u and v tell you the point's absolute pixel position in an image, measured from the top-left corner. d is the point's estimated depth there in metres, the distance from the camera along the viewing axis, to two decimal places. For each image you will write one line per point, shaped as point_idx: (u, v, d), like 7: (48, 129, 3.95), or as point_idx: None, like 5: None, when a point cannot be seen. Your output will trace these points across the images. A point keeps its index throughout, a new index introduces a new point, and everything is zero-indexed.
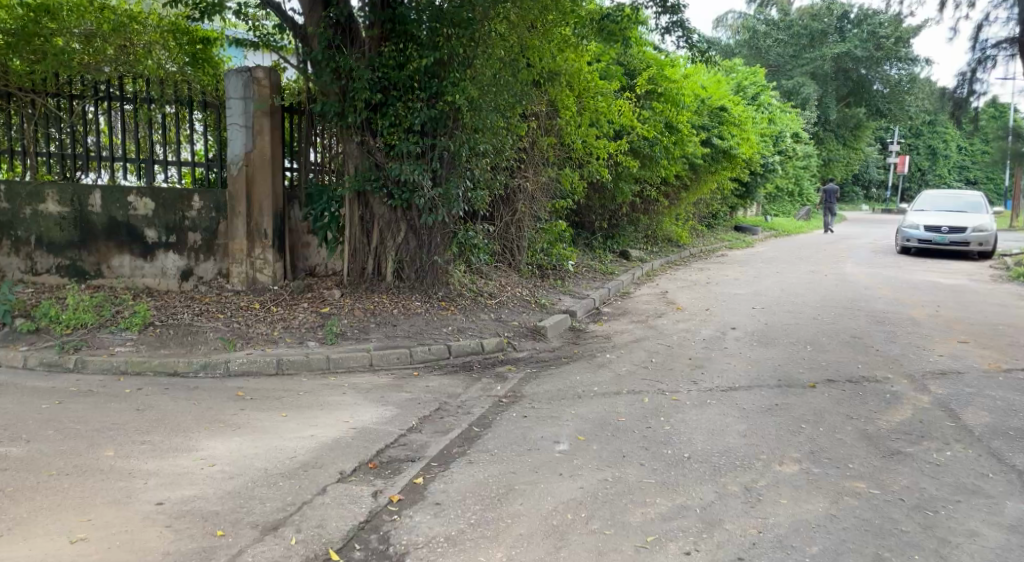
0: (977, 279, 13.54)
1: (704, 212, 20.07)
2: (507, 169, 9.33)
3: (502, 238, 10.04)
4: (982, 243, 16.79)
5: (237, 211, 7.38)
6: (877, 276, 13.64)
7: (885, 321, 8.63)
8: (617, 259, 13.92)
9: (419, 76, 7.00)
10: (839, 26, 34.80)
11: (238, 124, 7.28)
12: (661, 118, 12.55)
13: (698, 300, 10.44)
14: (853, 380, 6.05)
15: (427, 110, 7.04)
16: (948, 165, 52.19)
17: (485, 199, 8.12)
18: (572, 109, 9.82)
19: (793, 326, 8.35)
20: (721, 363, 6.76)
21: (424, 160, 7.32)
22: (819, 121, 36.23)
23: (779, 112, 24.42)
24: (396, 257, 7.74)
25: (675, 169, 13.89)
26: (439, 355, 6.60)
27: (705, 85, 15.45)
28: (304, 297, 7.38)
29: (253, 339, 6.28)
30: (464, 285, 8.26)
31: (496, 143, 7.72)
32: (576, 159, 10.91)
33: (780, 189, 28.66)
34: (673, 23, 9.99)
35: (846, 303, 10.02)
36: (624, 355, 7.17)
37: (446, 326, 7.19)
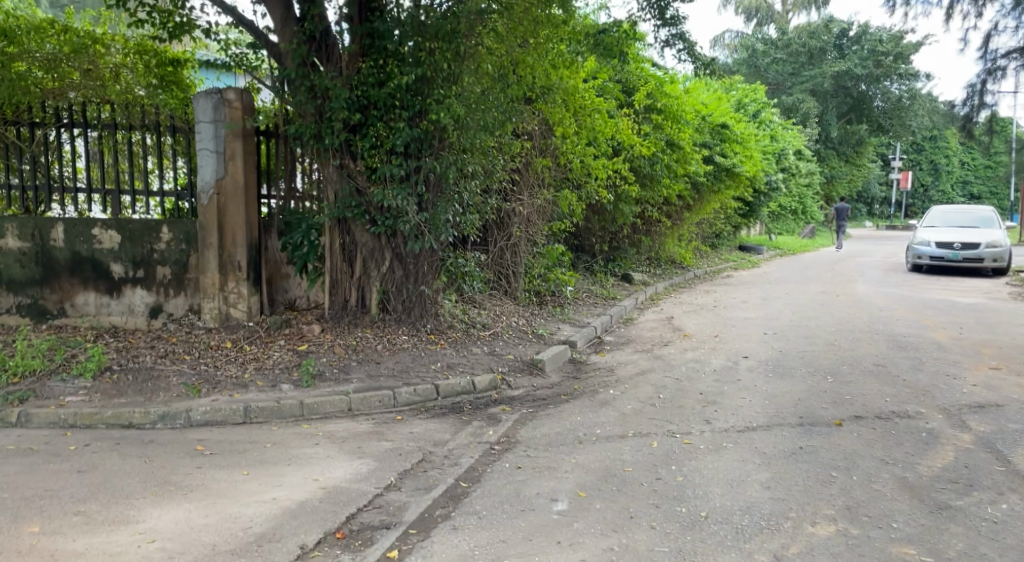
0: (996, 298, 12.95)
1: (707, 232, 19.58)
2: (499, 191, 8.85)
3: (497, 264, 9.53)
4: (996, 259, 16.22)
5: (208, 243, 6.90)
6: (892, 296, 13.06)
7: (907, 346, 8.05)
8: (619, 283, 13.40)
9: (400, 93, 6.48)
10: (837, 44, 34.58)
11: (208, 149, 6.80)
12: (661, 135, 12.12)
13: (707, 326, 9.87)
14: (884, 416, 5.45)
15: (410, 130, 6.53)
16: (951, 180, 51.83)
17: (476, 223, 7.63)
18: (568, 128, 9.35)
19: (810, 354, 7.76)
20: (735, 398, 6.17)
21: (408, 183, 6.82)
22: (821, 138, 35.88)
23: (781, 129, 24.04)
24: (381, 288, 7.25)
25: (677, 189, 13.40)
26: (426, 397, 6.00)
27: (705, 102, 15.05)
28: (282, 333, 6.90)
29: (221, 384, 5.75)
30: (454, 316, 7.74)
31: (485, 164, 7.25)
32: (574, 180, 10.42)
33: (784, 207, 28.16)
34: (673, 36, 9.57)
35: (864, 327, 9.43)
36: (630, 390, 6.58)
37: (434, 362, 6.63)
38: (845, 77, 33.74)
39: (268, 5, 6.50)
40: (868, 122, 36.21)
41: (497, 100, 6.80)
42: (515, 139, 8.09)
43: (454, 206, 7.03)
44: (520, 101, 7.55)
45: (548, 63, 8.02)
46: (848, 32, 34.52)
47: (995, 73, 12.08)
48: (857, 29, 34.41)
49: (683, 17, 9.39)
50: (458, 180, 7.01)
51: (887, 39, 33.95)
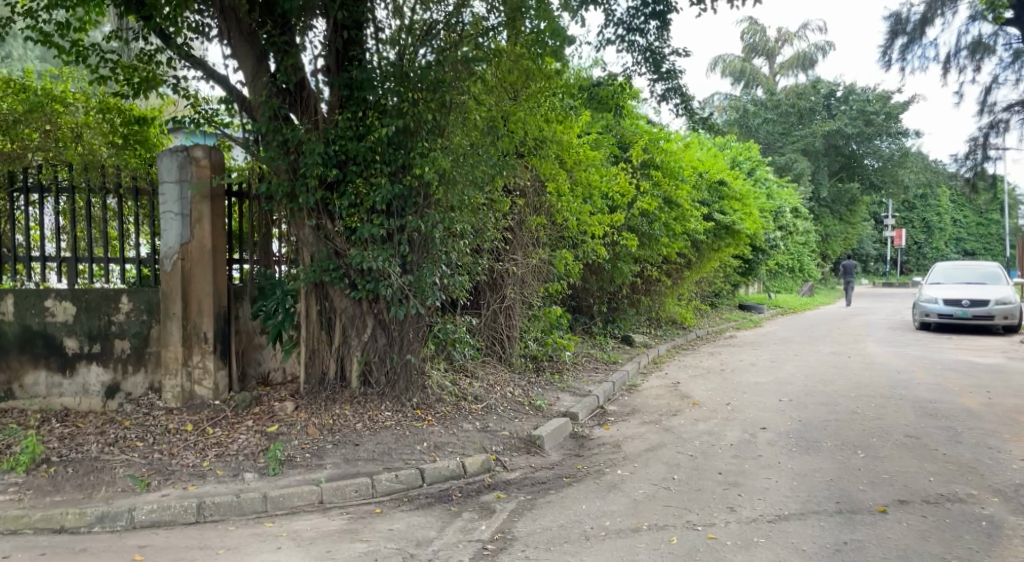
0: (1016, 357, 12.31)
1: (707, 291, 19.05)
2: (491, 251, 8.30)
3: (490, 329, 8.92)
4: (1007, 316, 15.66)
5: (171, 313, 6.35)
6: (906, 357, 12.41)
7: (938, 414, 7.37)
8: (620, 345, 12.77)
9: (380, 147, 6.01)
10: (826, 104, 34.95)
11: (172, 212, 6.34)
12: (658, 191, 11.74)
13: (716, 393, 9.18)
14: (932, 500, 4.74)
15: (391, 185, 6.04)
16: (945, 238, 51.81)
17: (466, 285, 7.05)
18: (563, 184, 8.93)
19: (834, 424, 7.06)
20: (759, 478, 5.46)
21: (390, 243, 6.29)
22: (814, 197, 35.85)
23: (776, 187, 23.88)
24: (362, 357, 6.62)
25: (676, 247, 12.92)
26: (410, 484, 5.27)
27: (702, 159, 14.82)
28: (250, 413, 6.27)
29: (174, 475, 5.07)
30: (443, 386, 7.07)
31: (475, 221, 6.75)
32: (570, 238, 9.93)
33: (782, 265, 27.73)
34: (668, 90, 9.25)
35: (885, 392, 8.75)
36: (640, 471, 5.86)
37: (420, 442, 5.92)
38: (836, 136, 33.95)
39: (239, 56, 6.11)
40: (860, 179, 36.29)
41: (485, 152, 6.34)
42: (506, 196, 7.60)
43: (442, 268, 6.50)
44: (511, 156, 7.08)
45: (538, 118, 7.61)
46: (836, 93, 34.94)
47: (997, 125, 12.72)
48: (844, 89, 34.85)
49: (679, 71, 9.10)
50: (445, 238, 6.48)
51: (875, 99, 34.37)
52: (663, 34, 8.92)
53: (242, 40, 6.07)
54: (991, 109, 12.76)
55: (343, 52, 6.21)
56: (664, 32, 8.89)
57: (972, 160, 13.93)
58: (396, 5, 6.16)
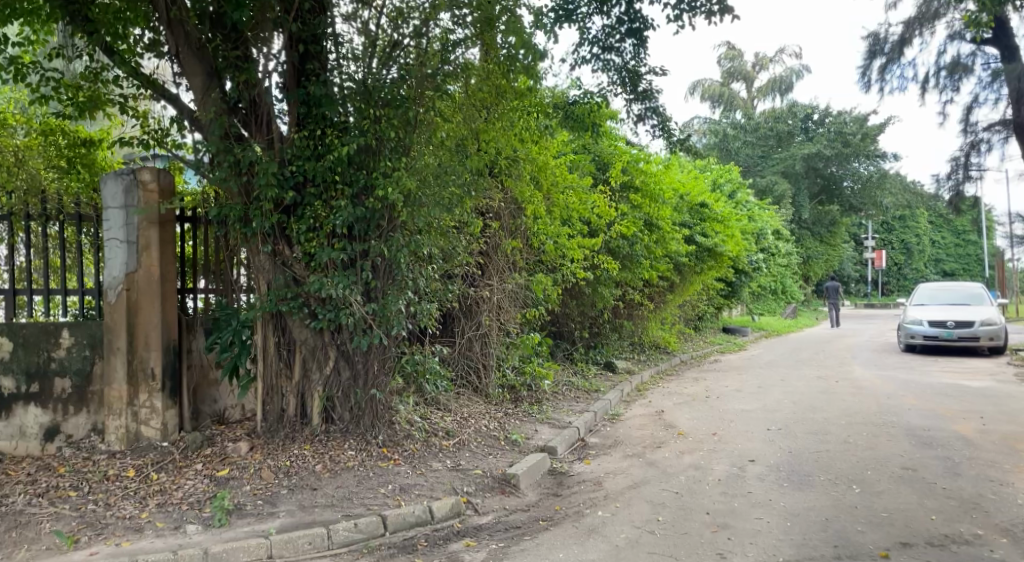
0: (1005, 380, 12.07)
1: (690, 314, 18.77)
2: (464, 276, 7.93)
3: (465, 358, 8.52)
4: (993, 337, 15.49)
5: (115, 348, 5.91)
6: (894, 380, 12.13)
7: (933, 443, 7.04)
8: (602, 372, 12.39)
9: (342, 166, 5.67)
10: (804, 126, 35.24)
11: (117, 239, 5.94)
12: (639, 213, 11.49)
13: (702, 422, 8.81)
14: (937, 542, 4.38)
15: (352, 208, 5.68)
16: (924, 259, 52.18)
17: (435, 313, 6.65)
18: (540, 206, 8.63)
19: (826, 456, 6.70)
20: (750, 519, 5.07)
21: (353, 269, 5.90)
22: (795, 219, 35.92)
23: (758, 209, 23.82)
24: (325, 393, 6.18)
25: (658, 270, 12.64)
26: (370, 534, 4.81)
27: (684, 181, 14.66)
28: (200, 455, 5.82)
29: (107, 529, 4.64)
30: (413, 421, 6.63)
31: (445, 245, 6.38)
32: (548, 262, 9.59)
33: (764, 288, 27.59)
34: (645, 111, 9.00)
35: (876, 419, 8.42)
36: (622, 511, 5.45)
37: (384, 485, 5.47)
38: (815, 158, 34.16)
39: (187, 71, 5.76)
40: (840, 202, 36.48)
41: (453, 172, 6.00)
42: (478, 219, 7.24)
43: (408, 295, 6.09)
44: (483, 177, 6.74)
45: (511, 138, 7.28)
46: (813, 116, 35.26)
47: (978, 144, 13.20)
48: (820, 112, 35.18)
49: (655, 90, 8.86)
50: (411, 263, 6.09)
51: (851, 121, 34.71)
52: (639, 53, 8.69)
53: (191, 54, 5.72)
54: (973, 129, 13.21)
55: (300, 67, 5.90)
56: (640, 51, 8.65)
57: (954, 180, 13.84)
58: (362, 23, 5.91)
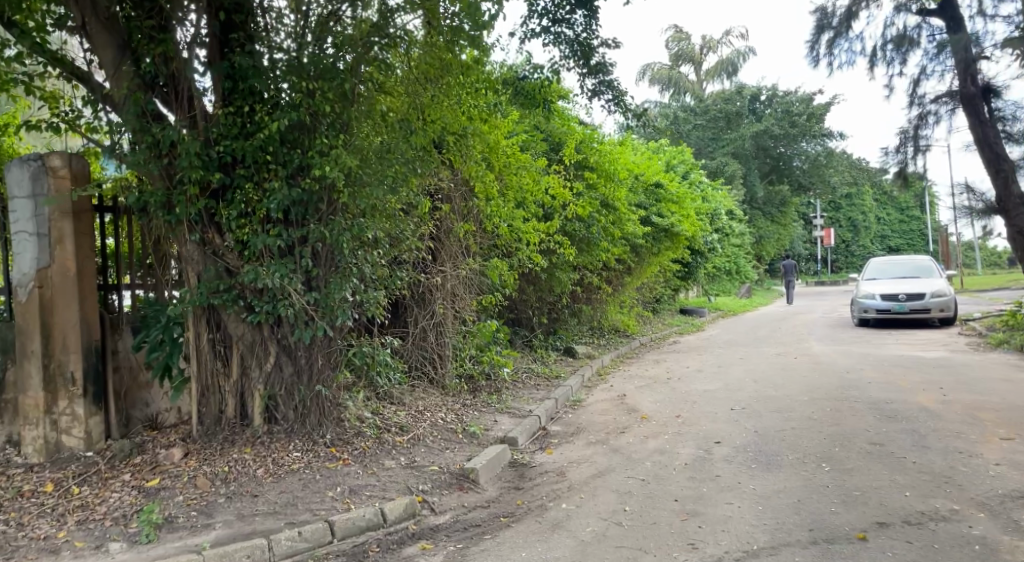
0: (957, 350, 12.26)
1: (648, 297, 18.70)
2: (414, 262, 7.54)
3: (419, 349, 8.15)
4: (943, 308, 15.81)
5: (29, 351, 5.39)
6: (851, 355, 12.21)
7: (897, 416, 6.99)
8: (562, 358, 12.15)
9: (273, 143, 5.21)
10: (752, 107, 35.67)
11: (27, 233, 5.41)
12: (595, 194, 11.25)
13: (665, 404, 8.63)
14: (913, 521, 4.22)
15: (287, 191, 5.24)
16: (870, 236, 53.56)
17: (383, 302, 6.23)
18: (493, 188, 8.29)
19: (793, 435, 6.57)
20: (721, 504, 4.86)
21: (291, 257, 5.46)
22: (747, 199, 36.35)
23: (711, 190, 23.98)
24: (266, 390, 5.77)
25: (615, 252, 12.46)
26: (317, 541, 4.43)
27: (638, 161, 14.56)
28: (129, 464, 5.35)
29: (19, 552, 4.18)
30: (364, 418, 6.22)
31: (392, 228, 5.98)
32: (503, 246, 9.26)
33: (719, 268, 27.81)
34: (599, 85, 8.71)
35: (838, 394, 8.36)
36: (587, 503, 5.17)
37: (331, 487, 5.07)
38: (764, 138, 34.60)
39: (96, 46, 5.29)
40: (789, 182, 37.05)
41: (397, 149, 5.60)
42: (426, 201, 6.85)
43: (353, 283, 5.63)
44: (431, 156, 6.36)
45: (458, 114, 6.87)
46: (760, 97, 35.71)
47: (927, 117, 13.49)
48: (768, 93, 35.61)
49: (608, 64, 8.56)
50: (355, 248, 5.67)
51: (798, 101, 35.22)
52: (591, 25, 8.36)
53: (99, 26, 5.23)
54: (921, 102, 13.43)
55: (221, 38, 5.50)
56: (591, 23, 8.33)
57: (904, 154, 14.03)
58: None
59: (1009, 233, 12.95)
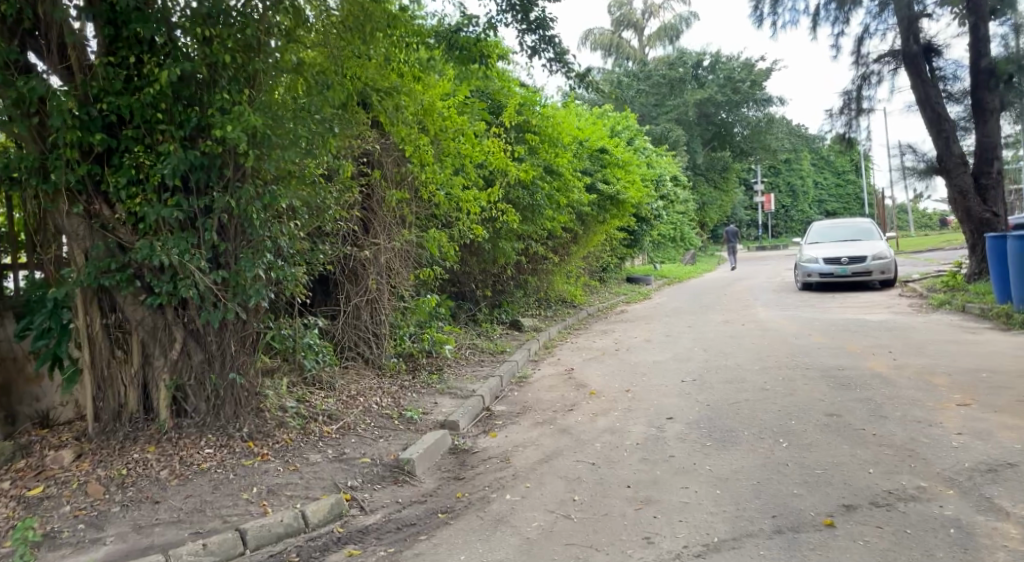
0: (899, 312, 12.37)
1: (594, 266, 18.43)
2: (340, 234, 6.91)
3: (353, 328, 7.54)
4: (884, 271, 16.03)
5: None
6: (797, 319, 12.17)
7: (851, 385, 6.85)
8: (508, 331, 11.73)
9: (166, 99, 4.50)
10: (695, 74, 35.65)
11: None
12: (538, 161, 10.76)
13: (614, 378, 8.30)
14: (882, 503, 3.95)
15: (184, 154, 4.53)
16: (808, 201, 54.75)
17: (303, 279, 5.59)
18: (429, 153, 7.69)
19: (747, 408, 6.32)
20: (677, 490, 4.50)
21: (192, 230, 4.78)
22: (690, 166, 36.44)
23: (656, 156, 23.84)
24: (172, 381, 5.09)
25: (561, 221, 12.02)
26: (226, 554, 3.87)
27: (582, 127, 14.13)
28: (11, 471, 4.66)
29: None
30: (286, 405, 5.61)
31: (312, 196, 5.32)
32: (442, 216, 8.69)
33: (665, 236, 27.77)
34: (540, 42, 8.13)
35: (790, 362, 8.21)
36: (533, 492, 4.75)
37: (247, 488, 4.50)
38: (707, 105, 34.64)
39: None
40: (731, 148, 37.28)
41: (311, 106, 4.96)
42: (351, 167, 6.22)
43: (267, 258, 4.96)
44: (354, 116, 5.72)
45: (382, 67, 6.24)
46: (703, 63, 35.65)
47: (870, 77, 13.44)
48: (711, 59, 35.53)
49: (550, 18, 7.98)
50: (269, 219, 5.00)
51: (739, 68, 35.31)
52: None
53: None
54: (864, 61, 13.35)
55: None
56: None
57: (847, 114, 14.03)
58: None
59: (950, 194, 12.96)
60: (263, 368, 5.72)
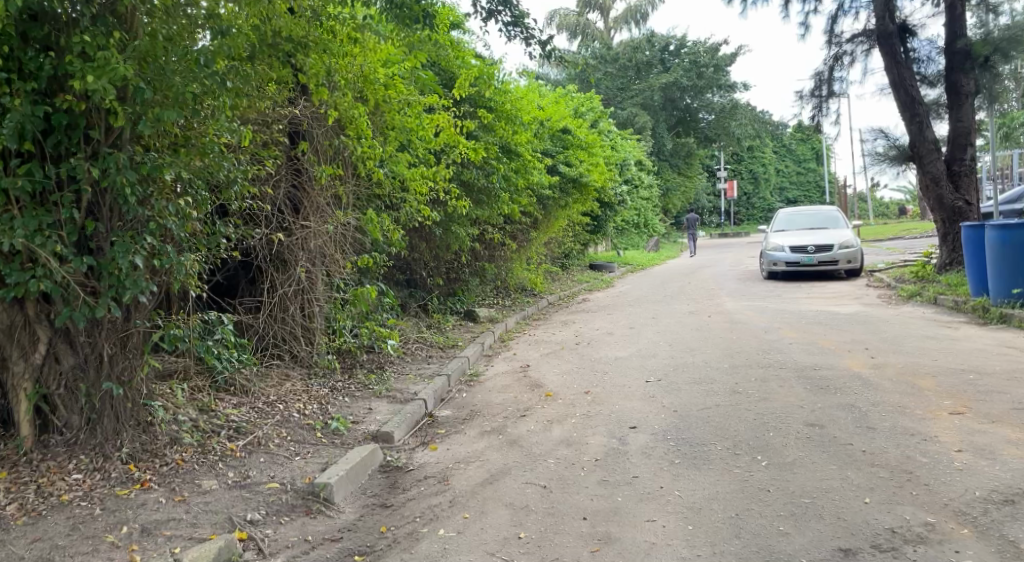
0: (869, 303, 11.94)
1: (556, 252, 17.73)
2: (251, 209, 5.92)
3: (279, 321, 6.59)
4: (851, 260, 15.66)
5: None
6: (766, 311, 11.64)
7: (830, 390, 6.27)
8: (461, 322, 10.94)
9: (10, 40, 3.45)
10: (661, 57, 35.07)
11: None
12: (495, 139, 9.93)
13: (573, 376, 7.60)
14: (886, 546, 3.30)
15: (33, 110, 3.49)
16: (770, 188, 54.91)
17: (201, 269, 4.60)
18: (367, 125, 6.76)
19: (718, 416, 5.68)
20: (641, 524, 3.77)
21: (50, 207, 3.73)
22: (654, 151, 35.94)
23: (620, 140, 23.21)
24: (36, 392, 4.00)
25: (519, 205, 11.24)
26: None
27: (543, 106, 13.35)
28: None
29: None
30: (180, 415, 4.62)
31: (211, 165, 4.26)
32: (385, 196, 7.79)
33: (628, 221, 27.21)
34: (495, 4, 7.25)
35: (762, 361, 7.63)
36: (472, 525, 3.98)
37: (114, 528, 3.59)
38: (672, 89, 34.13)
39: None
40: (695, 134, 36.92)
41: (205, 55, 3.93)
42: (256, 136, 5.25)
43: (146, 245, 3.93)
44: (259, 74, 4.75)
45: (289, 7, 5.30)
46: (669, 47, 35.05)
47: (842, 58, 12.91)
48: (676, 43, 35.03)
49: None
50: (152, 194, 3.96)
51: (704, 52, 34.82)
52: None
53: None
54: (838, 41, 12.79)
55: None
56: None
57: (818, 97, 13.48)
58: None
59: (922, 181, 12.53)
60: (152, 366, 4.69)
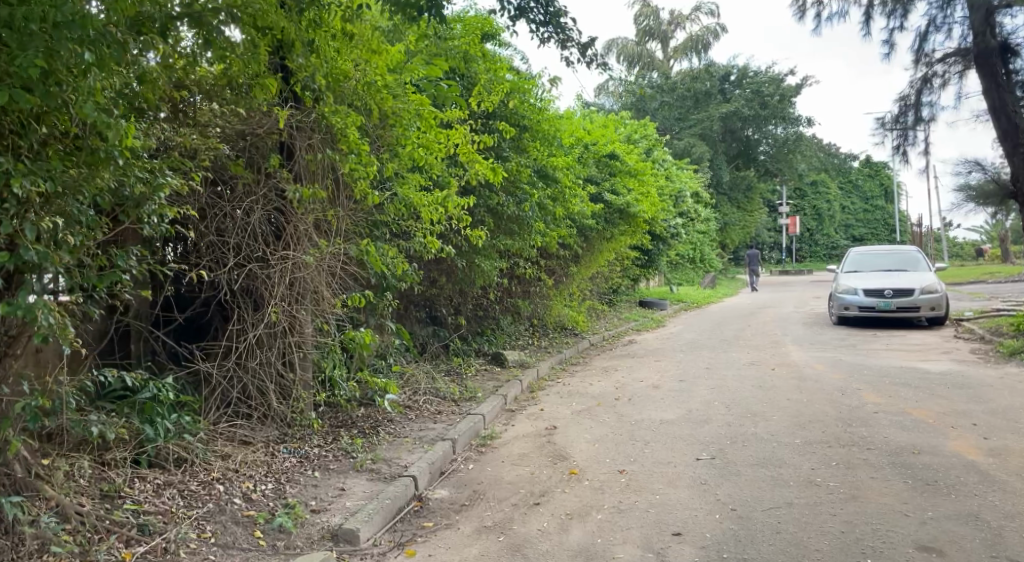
0: (965, 360, 10.15)
1: (602, 288, 16.36)
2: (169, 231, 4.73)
3: (245, 373, 5.40)
4: (935, 307, 13.74)
5: None
6: (840, 365, 10.00)
7: (942, 490, 4.75)
8: (486, 365, 9.68)
9: None
10: (721, 87, 33.54)
11: None
12: (529, 162, 8.77)
13: (606, 445, 6.25)
14: None
15: None
16: (836, 224, 52.06)
17: (78, 307, 3.43)
18: (362, 139, 5.61)
19: (793, 525, 4.25)
20: None
21: None
22: (712, 184, 34.25)
23: (676, 170, 21.86)
24: None
25: (556, 236, 9.99)
26: None
27: (589, 128, 12.22)
28: None
29: None
30: (58, 511, 3.41)
31: (92, 176, 3.10)
32: (389, 223, 6.66)
33: (683, 256, 25.63)
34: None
35: (843, 437, 6.11)
36: None
37: None
38: (733, 119, 32.50)
39: None
40: (756, 166, 35.08)
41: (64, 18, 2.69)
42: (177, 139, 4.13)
43: None
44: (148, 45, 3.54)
45: None
46: (730, 76, 33.51)
47: (932, 80, 11.36)
48: (737, 72, 33.49)
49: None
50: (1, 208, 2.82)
51: (768, 81, 33.03)
52: None
53: None
54: (927, 61, 11.24)
55: None
56: None
57: (902, 124, 11.89)
58: None
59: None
60: (31, 435, 3.63)
